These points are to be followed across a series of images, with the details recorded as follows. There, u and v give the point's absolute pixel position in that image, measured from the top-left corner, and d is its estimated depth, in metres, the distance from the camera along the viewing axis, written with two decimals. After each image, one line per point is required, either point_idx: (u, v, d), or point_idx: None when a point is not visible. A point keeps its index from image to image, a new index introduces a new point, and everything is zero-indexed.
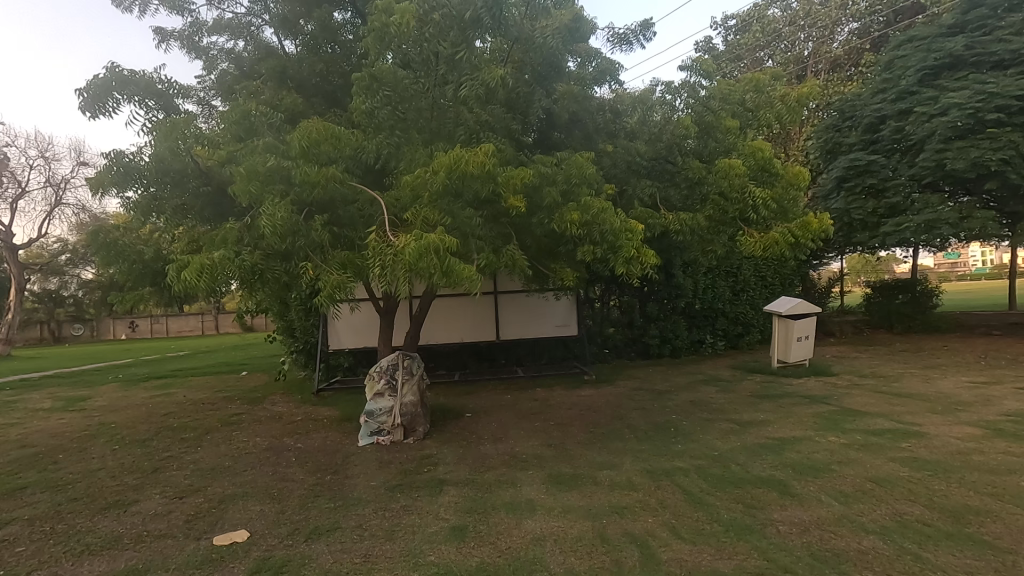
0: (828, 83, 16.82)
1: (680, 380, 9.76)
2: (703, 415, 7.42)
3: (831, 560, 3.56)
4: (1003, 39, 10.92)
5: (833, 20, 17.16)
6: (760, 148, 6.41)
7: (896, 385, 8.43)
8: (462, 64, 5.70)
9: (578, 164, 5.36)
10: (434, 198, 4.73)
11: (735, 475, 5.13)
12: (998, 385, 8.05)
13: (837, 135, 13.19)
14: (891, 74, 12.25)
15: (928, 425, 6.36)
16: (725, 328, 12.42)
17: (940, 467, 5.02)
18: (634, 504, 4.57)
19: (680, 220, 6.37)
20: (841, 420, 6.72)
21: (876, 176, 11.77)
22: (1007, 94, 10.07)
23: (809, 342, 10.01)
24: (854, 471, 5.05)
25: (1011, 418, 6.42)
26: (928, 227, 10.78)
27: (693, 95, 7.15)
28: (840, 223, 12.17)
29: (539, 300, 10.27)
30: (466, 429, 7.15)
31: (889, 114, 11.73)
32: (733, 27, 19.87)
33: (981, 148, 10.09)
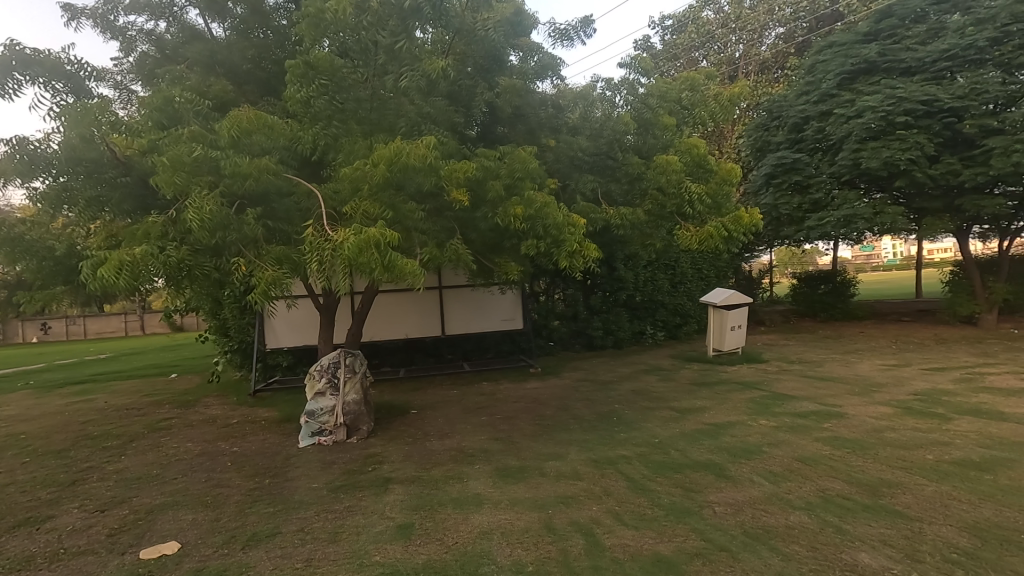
0: (757, 84, 17.69)
1: (623, 370, 10.02)
2: (645, 404, 7.68)
3: (762, 536, 3.76)
4: (911, 48, 11.65)
5: (761, 24, 17.94)
6: (694, 145, 6.72)
7: (820, 369, 9.01)
8: (402, 54, 5.60)
9: (521, 159, 5.37)
10: (375, 190, 4.62)
11: (675, 461, 5.33)
12: (907, 368, 8.75)
13: (765, 134, 14.00)
14: (814, 77, 13.03)
15: (848, 406, 6.85)
16: (665, 319, 12.87)
17: (858, 445, 5.41)
18: (579, 493, 4.67)
19: (619, 214, 6.53)
20: (771, 404, 7.12)
21: (801, 173, 12.55)
22: (914, 99, 10.80)
23: (742, 332, 10.50)
24: (783, 452, 5.35)
25: (919, 397, 6.99)
26: (846, 221, 11.55)
27: (633, 92, 7.35)
28: (769, 217, 12.97)
29: (483, 295, 10.25)
30: (412, 426, 7.05)
31: (812, 115, 12.46)
32: (669, 27, 20.45)
33: (892, 149, 10.80)
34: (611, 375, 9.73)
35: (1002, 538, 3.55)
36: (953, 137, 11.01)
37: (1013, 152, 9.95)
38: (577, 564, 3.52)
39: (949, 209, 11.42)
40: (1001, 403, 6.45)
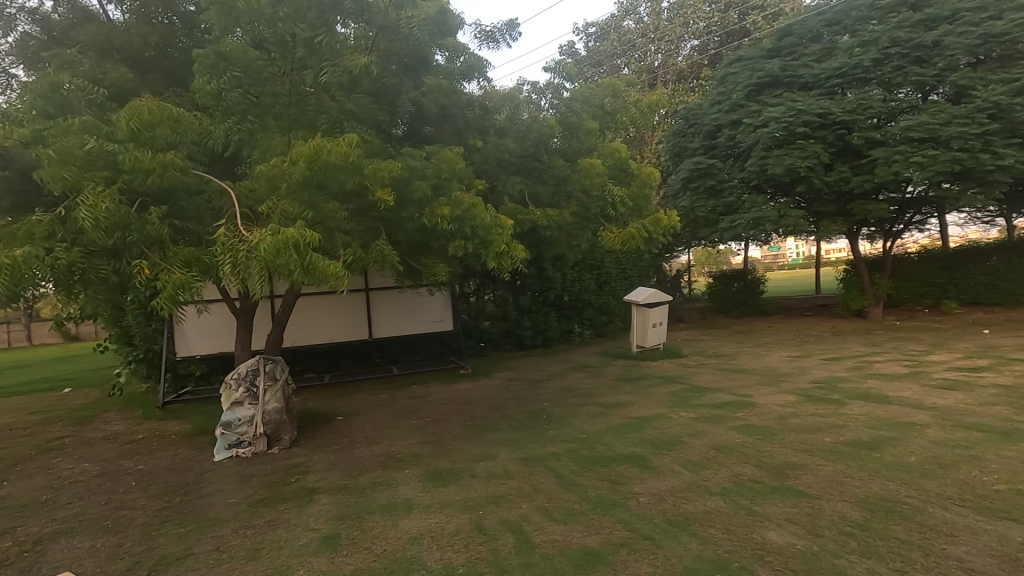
0: (675, 92, 18.57)
1: (553, 369, 10.21)
2: (573, 400, 7.87)
3: (683, 523, 3.96)
4: (807, 65, 12.72)
5: (678, 36, 18.85)
6: (616, 149, 7.00)
7: (733, 362, 9.60)
8: (322, 48, 5.40)
9: (448, 159, 5.34)
10: (294, 189, 4.43)
11: (602, 455, 5.50)
12: (809, 358, 9.51)
13: (682, 140, 14.84)
14: (725, 88, 13.89)
15: (758, 395, 7.35)
16: (592, 318, 13.24)
17: (766, 432, 5.82)
18: (509, 492, 4.71)
19: (546, 216, 6.63)
20: (690, 396, 7.51)
21: (715, 178, 13.39)
22: (810, 111, 11.70)
23: (663, 328, 10.99)
24: (701, 442, 5.66)
25: (819, 385, 7.62)
26: (755, 223, 12.37)
27: (558, 96, 7.56)
28: (688, 219, 13.86)
29: (412, 297, 10.09)
30: (339, 433, 6.83)
31: (723, 124, 13.33)
32: (593, 34, 21.09)
33: (793, 156, 11.66)
34: (540, 373, 9.89)
35: (888, 509, 3.94)
36: (844, 148, 11.91)
37: (893, 161, 10.84)
38: (508, 563, 3.54)
39: (842, 212, 12.45)
40: (886, 388, 7.16)
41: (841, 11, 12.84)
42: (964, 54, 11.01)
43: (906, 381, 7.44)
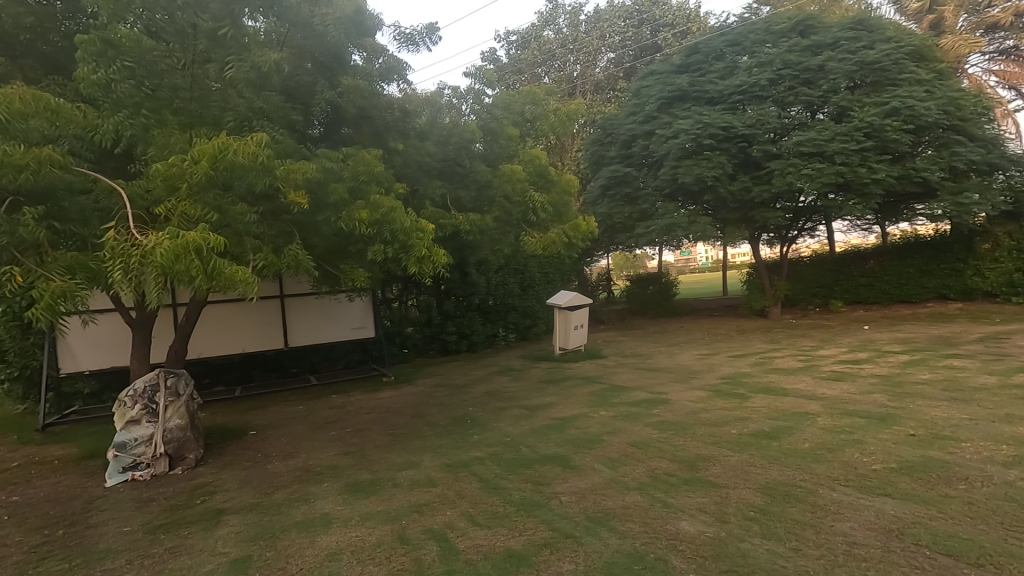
0: (593, 102, 19.20)
1: (477, 373, 10.20)
2: (498, 404, 7.91)
3: (603, 519, 4.08)
4: (713, 81, 13.55)
5: (595, 48, 19.54)
6: (536, 155, 7.13)
7: (649, 361, 10.05)
8: (227, 42, 5.24)
9: (366, 161, 5.22)
10: (196, 189, 4.14)
11: (526, 457, 5.56)
12: (717, 355, 10.14)
13: (600, 148, 15.41)
14: (639, 100, 14.56)
15: (672, 392, 7.74)
16: (516, 321, 13.37)
17: (679, 427, 6.14)
18: (433, 500, 4.65)
19: (467, 220, 6.60)
20: (610, 396, 7.78)
21: (631, 186, 14.04)
22: (716, 125, 12.52)
23: (584, 331, 11.30)
24: (619, 439, 5.87)
25: (726, 380, 8.14)
26: (668, 229, 13.02)
27: (479, 102, 7.60)
28: (606, 224, 14.43)
29: (330, 303, 9.73)
30: (251, 449, 6.44)
31: (638, 134, 13.98)
32: (514, 42, 21.40)
33: (701, 167, 12.44)
34: (465, 378, 9.85)
35: (785, 493, 4.27)
36: (745, 160, 12.84)
37: (787, 173, 11.82)
38: (431, 571, 3.49)
39: (744, 219, 13.36)
40: (784, 381, 7.78)
41: (740, 33, 13.89)
42: (843, 78, 12.17)
43: (801, 373, 8.13)
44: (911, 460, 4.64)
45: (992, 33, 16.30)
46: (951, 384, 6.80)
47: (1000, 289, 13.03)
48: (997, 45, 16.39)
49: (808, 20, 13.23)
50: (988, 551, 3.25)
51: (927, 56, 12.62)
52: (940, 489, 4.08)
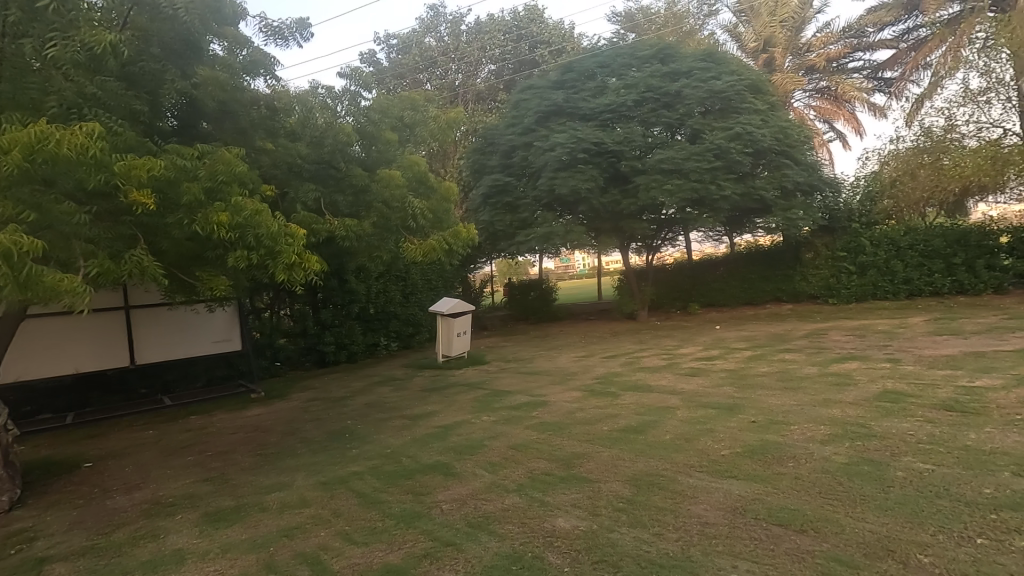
0: (474, 112, 19.45)
1: (357, 384, 9.81)
2: (378, 415, 7.66)
3: (483, 523, 4.12)
4: (586, 99, 14.36)
5: (476, 59, 19.85)
6: (414, 161, 7.09)
7: (530, 365, 10.36)
8: (47, 15, 4.51)
9: (226, 160, 4.80)
10: (6, 184, 3.59)
11: (406, 468, 5.44)
12: (592, 357, 10.73)
13: (481, 157, 15.72)
14: (518, 113, 15.09)
15: (551, 394, 8.05)
16: (398, 329, 13.05)
17: (556, 427, 6.40)
18: (306, 521, 4.38)
19: (342, 225, 6.34)
20: (492, 401, 7.88)
21: (511, 195, 14.46)
22: (589, 140, 13.30)
23: (467, 337, 11.35)
24: (501, 443, 5.98)
25: (599, 381, 8.63)
26: (546, 238, 13.58)
27: (354, 104, 7.45)
28: (488, 232, 14.73)
29: (187, 314, 8.80)
30: (86, 483, 5.61)
31: (518, 145, 14.46)
32: (394, 46, 21.02)
33: (575, 179, 13.19)
34: (343, 390, 9.42)
35: (650, 483, 4.61)
36: (615, 174, 13.77)
37: (651, 188, 12.89)
38: None
39: (615, 229, 14.29)
40: (650, 379, 8.44)
41: (609, 56, 14.92)
42: (697, 104, 13.52)
43: (664, 371, 8.87)
44: (752, 444, 5.26)
45: (811, 75, 19.16)
46: (784, 375, 7.82)
47: (820, 292, 15.11)
48: (814, 86, 19.39)
49: (667, 49, 14.55)
50: (810, 518, 3.77)
51: (763, 89, 14.44)
52: (774, 468, 4.67)
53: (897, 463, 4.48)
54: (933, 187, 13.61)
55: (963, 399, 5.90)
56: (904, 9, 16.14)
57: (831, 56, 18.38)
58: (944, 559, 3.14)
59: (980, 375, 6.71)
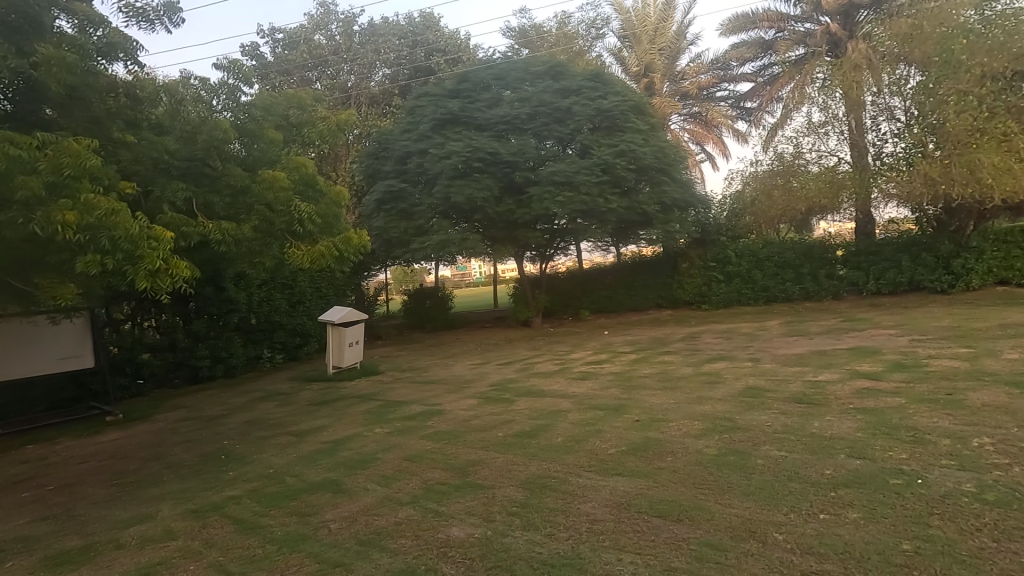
0: (368, 115, 18.93)
1: (236, 401, 9.06)
2: (260, 433, 7.13)
3: (374, 540, 3.97)
4: (482, 109, 14.54)
5: (369, 62, 19.31)
6: (301, 163, 6.67)
7: (426, 374, 10.22)
8: None
9: (74, 151, 4.21)
10: None
11: (291, 488, 5.10)
12: (487, 364, 10.82)
13: (375, 162, 15.38)
14: (413, 119, 14.95)
15: (446, 402, 7.98)
16: (283, 340, 12.23)
17: (451, 435, 6.35)
18: (171, 555, 3.94)
19: (218, 228, 5.89)
20: (385, 412, 7.65)
21: (406, 202, 14.24)
22: (484, 149, 13.50)
23: (360, 347, 10.92)
24: (394, 455, 5.81)
25: (495, 387, 8.71)
26: (442, 245, 13.52)
27: (233, 98, 6.96)
28: (382, 238, 14.39)
29: (25, 328, 7.61)
30: None
31: (413, 151, 14.31)
32: (280, 40, 19.85)
33: (471, 188, 13.30)
34: (219, 408, 8.65)
35: (542, 485, 4.73)
36: (510, 184, 14.06)
37: (545, 199, 13.32)
38: None
39: (509, 238, 14.52)
40: (543, 384, 8.67)
41: (505, 69, 15.24)
42: (586, 121, 14.22)
43: (557, 376, 9.17)
44: (635, 442, 5.59)
45: (685, 100, 20.92)
46: (664, 376, 8.42)
47: (694, 299, 16.49)
48: (688, 111, 21.22)
49: (559, 67, 15.12)
50: (685, 507, 4.07)
51: (644, 110, 15.53)
52: (655, 463, 4.99)
53: (758, 452, 4.99)
54: (784, 207, 15.33)
55: (809, 392, 6.73)
56: (761, 48, 18.21)
57: (701, 84, 20.23)
58: (795, 535, 3.54)
59: (822, 371, 7.70)
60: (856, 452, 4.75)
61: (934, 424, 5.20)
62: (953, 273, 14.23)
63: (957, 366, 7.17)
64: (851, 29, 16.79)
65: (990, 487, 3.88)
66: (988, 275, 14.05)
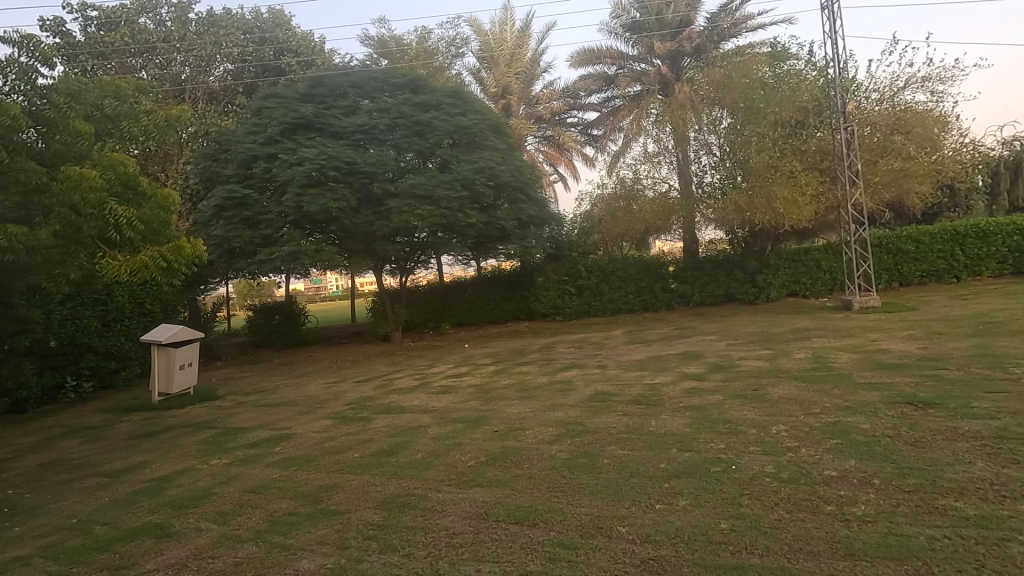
0: (206, 112, 17.18)
1: (27, 440, 7.53)
2: (59, 477, 6.00)
3: None
4: (337, 116, 13.97)
5: (208, 54, 17.56)
6: (121, 161, 5.85)
7: (273, 396, 9.42)
8: None
9: None
10: None
11: (101, 539, 4.36)
12: (343, 382, 10.30)
13: (214, 164, 14.07)
14: (259, 121, 13.93)
15: (296, 426, 7.43)
16: (94, 365, 10.48)
17: (302, 461, 5.93)
18: None
19: (3, 233, 4.93)
20: (223, 441, 6.90)
21: (250, 210, 13.14)
22: (340, 158, 12.97)
23: (194, 368, 9.69)
24: (234, 488, 5.26)
25: (351, 406, 8.32)
26: (293, 257, 12.67)
27: (25, 80, 5.78)
28: (222, 248, 13.09)
29: None
30: None
31: (259, 155, 13.27)
32: (93, 18, 17.08)
33: (326, 198, 12.68)
34: (2, 451, 7.10)
35: (401, 504, 4.60)
36: (368, 195, 13.63)
37: (404, 211, 13.14)
38: None
39: (368, 250, 14.02)
40: (402, 400, 8.47)
41: (362, 77, 14.86)
42: (446, 136, 14.34)
43: (417, 391, 9.03)
44: (494, 452, 5.70)
45: (539, 124, 22.16)
46: (522, 386, 8.71)
47: (549, 311, 17.38)
48: (542, 134, 22.46)
49: (418, 81, 15.08)
50: (540, 511, 4.24)
51: (502, 130, 16.13)
52: (512, 471, 5.14)
53: (605, 452, 5.39)
54: (626, 227, 17.24)
55: (647, 394, 7.44)
56: (605, 81, 19.91)
57: (554, 110, 21.56)
58: (635, 526, 3.87)
59: (658, 374, 8.57)
60: (685, 446, 5.34)
61: (744, 417, 6.05)
62: (758, 287, 16.80)
63: (761, 366, 8.45)
64: (677, 72, 19.15)
65: (785, 466, 4.61)
66: (783, 288, 16.79)
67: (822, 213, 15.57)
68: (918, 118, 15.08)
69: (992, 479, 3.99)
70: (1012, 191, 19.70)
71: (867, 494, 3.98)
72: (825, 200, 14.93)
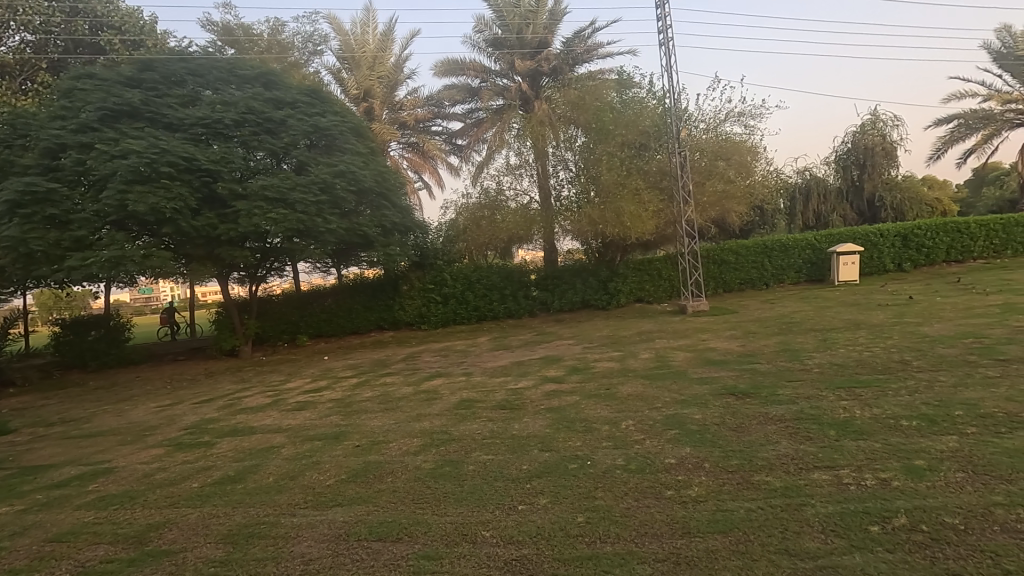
0: None
1: None
2: None
3: None
4: (171, 106, 12.46)
5: None
6: None
7: (87, 426, 8.06)
8: None
9: None
10: None
11: None
12: (179, 404, 9.15)
13: (6, 151, 11.80)
14: (71, 104, 11.98)
15: (117, 458, 6.43)
16: None
17: (125, 498, 5.14)
18: None
19: None
20: (17, 483, 5.74)
21: (57, 207, 11.20)
22: (175, 153, 11.55)
23: None
24: (32, 539, 4.40)
25: (188, 431, 7.42)
26: (114, 262, 11.00)
27: None
28: (17, 252, 10.95)
29: None
30: None
31: (69, 144, 11.36)
32: None
33: (157, 196, 11.20)
34: None
35: (248, 535, 4.19)
36: (210, 195, 12.32)
37: (254, 215, 12.05)
38: None
39: (210, 256, 12.65)
40: (251, 420, 7.73)
41: (202, 65, 13.43)
42: (301, 136, 13.48)
43: (268, 409, 8.33)
44: (355, 468, 5.45)
45: (403, 130, 21.84)
46: (385, 398, 8.43)
47: (413, 320, 17.12)
48: (406, 141, 22.15)
49: (270, 76, 14.04)
50: (405, 525, 4.13)
51: (363, 134, 15.62)
52: (374, 486, 4.95)
53: (470, 459, 5.42)
54: (490, 236, 17.51)
55: (511, 399, 7.66)
56: (468, 93, 20.22)
57: (418, 117, 21.32)
58: (499, 529, 3.95)
59: (520, 379, 8.85)
60: (545, 446, 5.58)
61: (598, 415, 6.49)
62: (609, 294, 18.22)
63: (612, 367, 9.13)
64: (537, 90, 20.11)
65: (633, 458, 5.03)
66: (631, 295, 18.38)
67: (662, 227, 17.35)
68: (735, 147, 17.46)
69: (792, 455, 4.74)
70: (804, 212, 23.75)
71: (700, 477, 4.49)
72: (664, 216, 16.63)
